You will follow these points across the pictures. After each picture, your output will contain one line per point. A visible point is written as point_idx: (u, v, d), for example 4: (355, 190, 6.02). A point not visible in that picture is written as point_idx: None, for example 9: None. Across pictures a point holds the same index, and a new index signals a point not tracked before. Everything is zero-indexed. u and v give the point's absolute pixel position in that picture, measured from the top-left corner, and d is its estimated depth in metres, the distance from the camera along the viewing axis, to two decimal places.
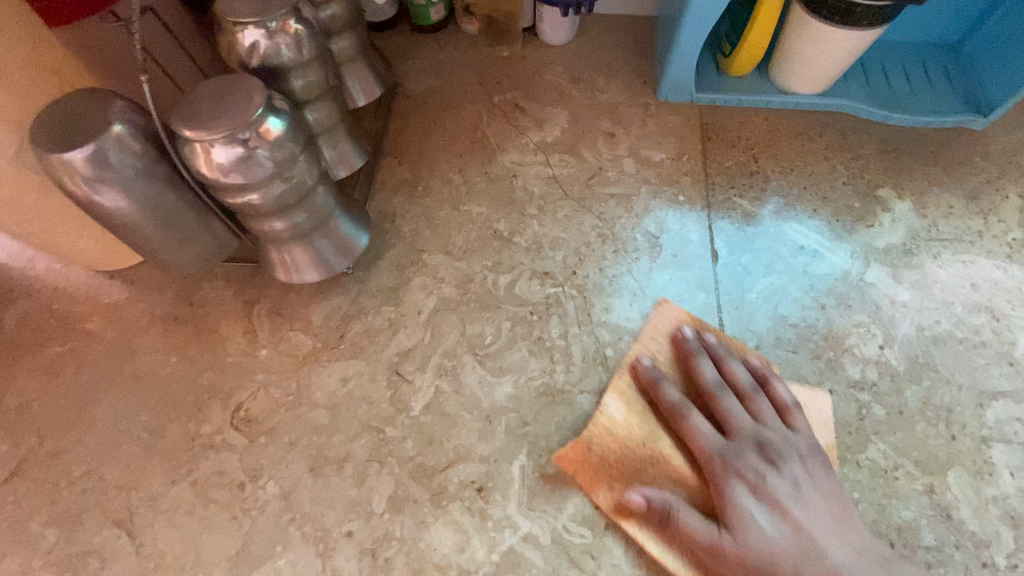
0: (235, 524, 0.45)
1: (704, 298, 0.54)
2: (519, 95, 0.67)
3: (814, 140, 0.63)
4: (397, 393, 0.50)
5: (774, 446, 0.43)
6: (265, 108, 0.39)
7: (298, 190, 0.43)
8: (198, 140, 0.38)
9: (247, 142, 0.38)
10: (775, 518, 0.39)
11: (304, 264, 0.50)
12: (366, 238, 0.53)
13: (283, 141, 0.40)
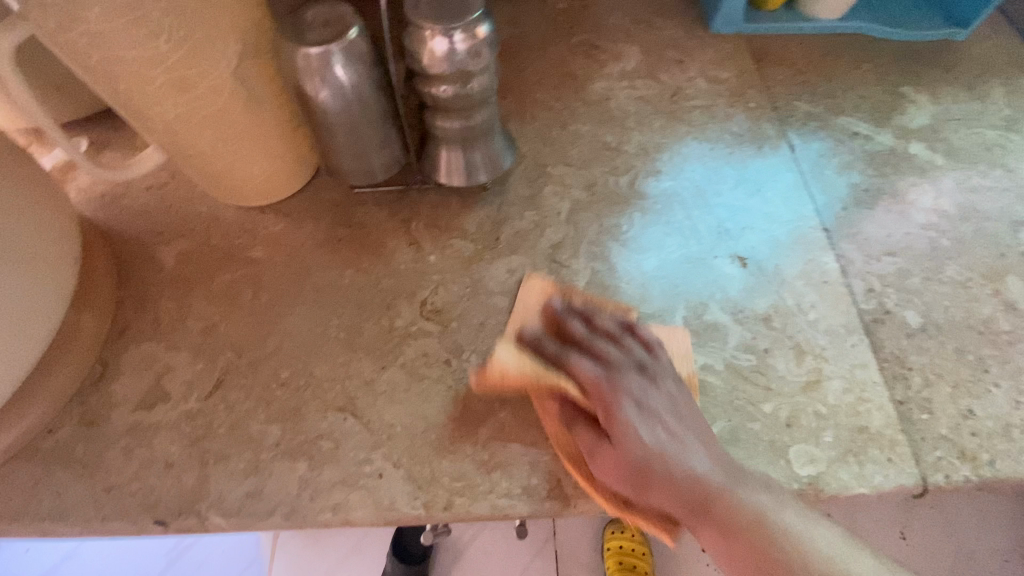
0: (451, 393, 0.50)
1: (794, 178, 0.64)
2: (593, 36, 0.76)
3: (842, 56, 0.76)
4: (560, 276, 0.58)
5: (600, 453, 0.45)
6: (480, 12, 0.45)
7: (485, 91, 0.50)
8: (427, 35, 0.44)
9: (460, 38, 0.44)
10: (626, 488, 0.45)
11: (465, 170, 0.57)
12: (510, 159, 0.60)
13: (486, 43, 0.46)
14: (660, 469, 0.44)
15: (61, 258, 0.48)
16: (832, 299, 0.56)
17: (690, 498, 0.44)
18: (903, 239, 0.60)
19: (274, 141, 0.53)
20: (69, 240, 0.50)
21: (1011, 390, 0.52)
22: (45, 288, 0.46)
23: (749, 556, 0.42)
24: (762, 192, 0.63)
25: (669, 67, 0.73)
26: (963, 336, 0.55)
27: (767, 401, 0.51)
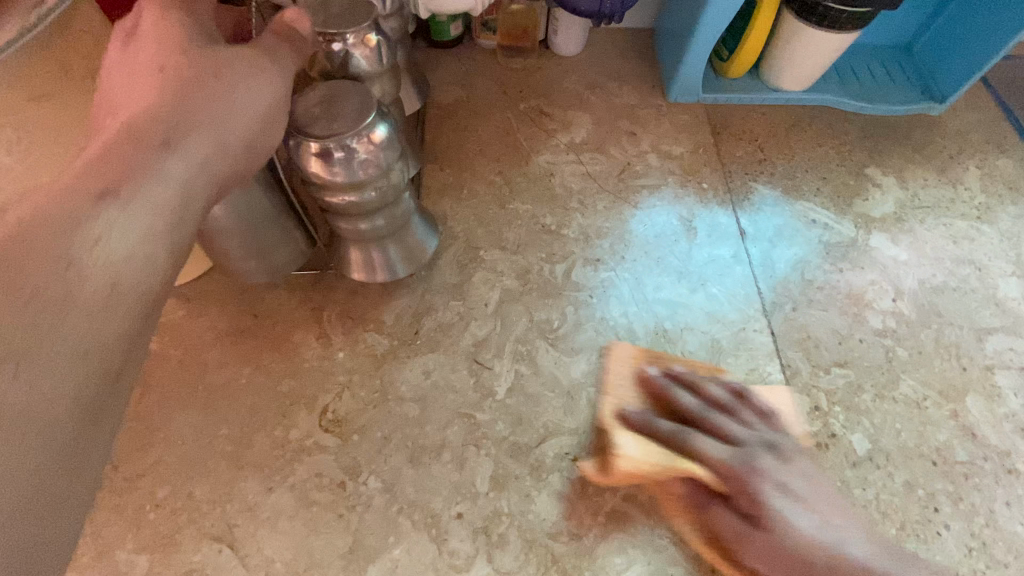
0: (342, 523, 0.45)
1: (740, 270, 0.60)
2: (543, 102, 0.72)
3: (807, 131, 0.72)
4: (479, 380, 0.53)
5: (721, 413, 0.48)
6: (374, 114, 0.41)
7: (391, 193, 0.46)
8: (313, 144, 0.40)
9: (354, 147, 0.40)
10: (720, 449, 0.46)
11: (384, 265, 0.55)
12: (435, 244, 0.58)
13: (385, 144, 0.42)
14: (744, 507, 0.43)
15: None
16: (773, 418, 0.52)
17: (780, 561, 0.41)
18: (856, 347, 0.56)
19: None
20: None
21: (962, 533, 0.47)
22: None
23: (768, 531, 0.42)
24: (707, 287, 0.59)
25: (620, 139, 0.69)
26: (914, 467, 0.50)
27: (692, 541, 0.46)
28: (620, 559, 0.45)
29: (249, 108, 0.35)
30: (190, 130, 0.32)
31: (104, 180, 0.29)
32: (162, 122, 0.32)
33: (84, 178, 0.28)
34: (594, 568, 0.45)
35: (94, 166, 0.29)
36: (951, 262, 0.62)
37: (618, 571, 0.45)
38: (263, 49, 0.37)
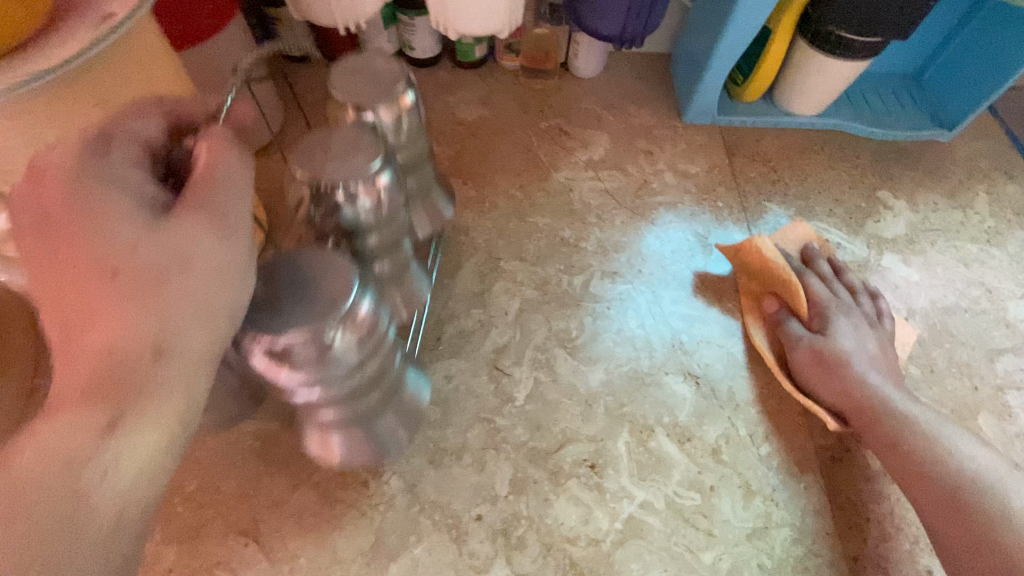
0: (365, 520, 0.46)
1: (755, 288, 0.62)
2: (562, 121, 0.75)
3: (819, 154, 0.74)
4: (499, 386, 0.54)
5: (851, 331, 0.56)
6: (353, 294, 0.36)
7: (376, 364, 0.41)
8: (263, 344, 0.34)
9: (322, 344, 0.34)
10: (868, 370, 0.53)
11: (361, 455, 0.47)
12: (427, 391, 0.52)
13: (366, 322, 0.36)
14: (891, 421, 0.49)
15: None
16: (788, 430, 0.53)
17: (934, 482, 0.45)
18: None
19: None
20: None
21: None
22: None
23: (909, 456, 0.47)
24: (722, 302, 0.60)
25: (637, 158, 0.71)
26: None
27: (708, 549, 0.47)
28: (637, 566, 0.46)
29: (201, 287, 0.28)
30: (192, 265, 0.28)
31: (142, 340, 0.26)
32: (162, 267, 0.27)
33: (113, 341, 0.26)
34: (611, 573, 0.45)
35: (112, 327, 0.26)
36: (963, 284, 0.63)
37: None
38: (220, 150, 0.30)
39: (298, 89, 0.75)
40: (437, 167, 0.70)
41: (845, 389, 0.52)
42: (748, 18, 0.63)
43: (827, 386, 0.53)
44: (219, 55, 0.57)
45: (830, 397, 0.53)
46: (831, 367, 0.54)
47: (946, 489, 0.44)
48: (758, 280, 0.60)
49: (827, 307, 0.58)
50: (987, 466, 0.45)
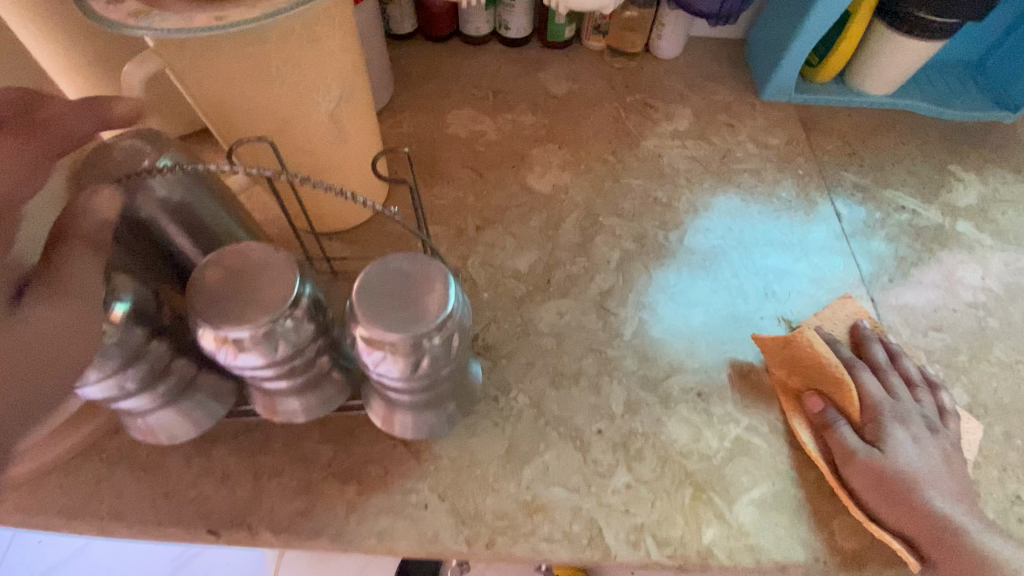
0: (498, 429, 0.52)
1: (837, 247, 0.66)
2: (647, 97, 0.80)
3: (889, 131, 0.79)
4: (608, 322, 0.59)
5: (909, 438, 0.50)
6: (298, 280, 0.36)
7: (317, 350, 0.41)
8: (217, 309, 0.34)
9: (274, 322, 0.34)
10: (938, 492, 0.47)
11: (296, 413, 0.46)
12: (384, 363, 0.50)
13: (306, 308, 0.36)
14: (979, 558, 0.43)
15: (165, 149, 0.42)
16: None
17: None
18: (951, 315, 0.61)
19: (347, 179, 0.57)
20: (142, 125, 0.42)
21: None
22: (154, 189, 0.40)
23: None
24: (809, 258, 0.65)
25: (719, 131, 0.77)
26: (1011, 420, 0.55)
27: (811, 468, 0.51)
28: (747, 478, 0.50)
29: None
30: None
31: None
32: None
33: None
34: (723, 484, 0.50)
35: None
36: None
37: (745, 488, 0.50)
38: None
39: (404, 63, 0.81)
40: (535, 133, 0.76)
41: (916, 516, 0.46)
42: (831, 2, 0.68)
43: (898, 517, 0.46)
44: (358, 23, 0.63)
45: (896, 523, 0.47)
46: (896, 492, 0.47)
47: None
48: (800, 375, 0.54)
49: (881, 413, 0.51)
50: None
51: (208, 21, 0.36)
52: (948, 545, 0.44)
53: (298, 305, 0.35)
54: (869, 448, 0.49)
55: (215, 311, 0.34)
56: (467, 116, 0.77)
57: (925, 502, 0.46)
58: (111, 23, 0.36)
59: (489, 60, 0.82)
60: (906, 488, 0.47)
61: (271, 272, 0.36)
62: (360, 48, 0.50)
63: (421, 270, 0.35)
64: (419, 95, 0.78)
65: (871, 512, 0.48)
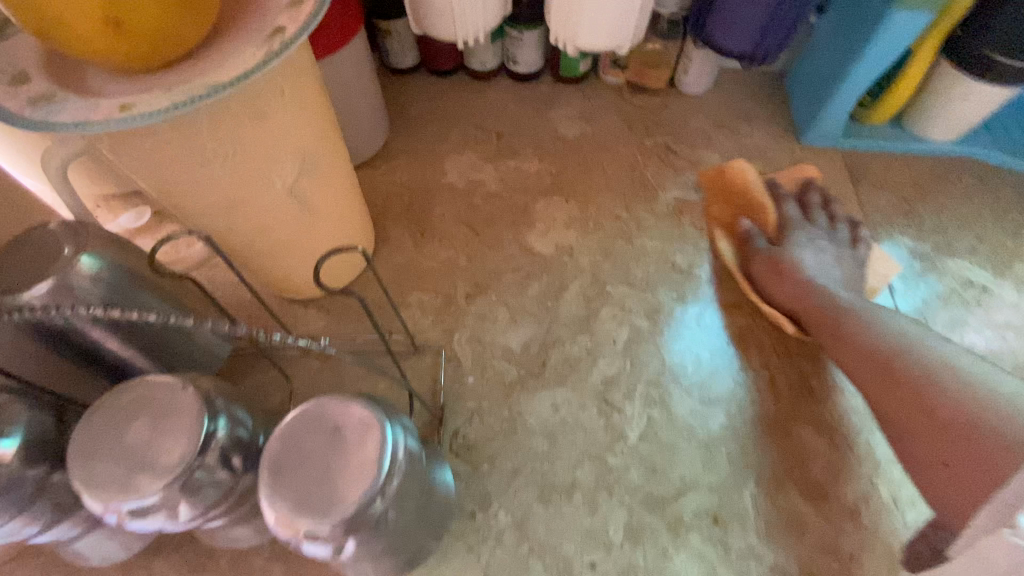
0: (475, 555, 0.45)
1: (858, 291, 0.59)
2: (669, 140, 0.71)
3: (955, 185, 0.68)
4: (610, 421, 0.50)
5: (818, 244, 0.59)
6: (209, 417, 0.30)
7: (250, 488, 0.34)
8: (111, 469, 0.29)
9: (182, 478, 0.29)
10: (817, 260, 0.57)
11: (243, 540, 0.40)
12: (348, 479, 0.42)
13: (221, 446, 0.31)
14: (853, 320, 0.48)
15: (90, 245, 0.37)
16: None
17: (874, 367, 0.45)
18: None
19: (315, 248, 0.51)
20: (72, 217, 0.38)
21: None
22: (74, 294, 0.36)
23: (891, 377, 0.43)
24: None
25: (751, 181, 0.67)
26: None
27: None
28: None
29: None
30: None
31: None
32: None
33: None
34: None
35: None
36: None
37: None
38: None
39: (401, 100, 0.75)
40: (540, 183, 0.68)
41: (796, 294, 0.53)
42: (890, 44, 0.57)
43: (783, 290, 0.54)
44: (339, 69, 0.57)
45: (786, 303, 0.55)
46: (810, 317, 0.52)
47: (904, 361, 0.43)
48: (733, 200, 0.64)
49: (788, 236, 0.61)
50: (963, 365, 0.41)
51: (113, 109, 0.30)
52: (831, 327, 0.49)
53: (210, 452, 0.30)
54: (773, 247, 0.57)
55: (110, 477, 0.29)
56: (466, 162, 0.70)
57: (800, 282, 0.54)
58: (1, 112, 0.30)
59: (494, 96, 0.75)
60: (790, 265, 0.55)
61: (176, 417, 0.30)
62: (326, 109, 0.43)
63: (356, 428, 0.30)
64: (415, 137, 0.72)
65: (768, 295, 0.56)
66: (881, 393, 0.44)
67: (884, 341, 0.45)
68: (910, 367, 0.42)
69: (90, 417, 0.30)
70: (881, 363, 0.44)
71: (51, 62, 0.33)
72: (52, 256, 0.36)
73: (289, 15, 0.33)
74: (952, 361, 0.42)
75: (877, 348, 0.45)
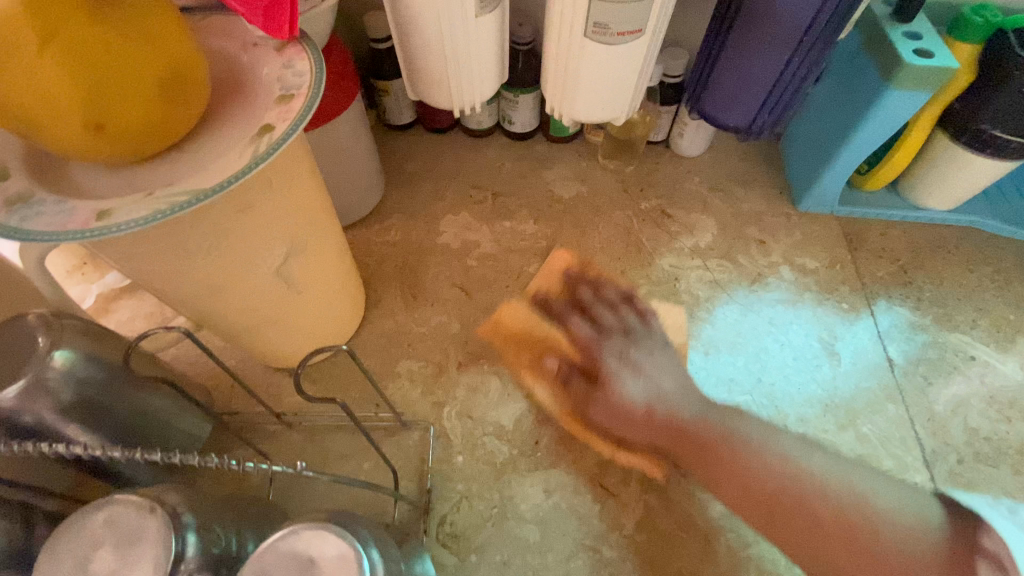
0: None
1: (817, 333, 0.60)
2: (664, 202, 0.71)
3: (953, 254, 0.67)
4: (605, 509, 0.49)
5: (636, 330, 0.52)
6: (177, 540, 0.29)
7: None
8: None
9: None
10: (638, 381, 0.48)
11: None
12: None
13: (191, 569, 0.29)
14: (713, 422, 0.44)
15: (66, 338, 0.36)
16: None
17: (758, 496, 0.40)
18: None
19: (302, 322, 0.49)
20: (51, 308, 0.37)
21: None
22: (46, 391, 0.34)
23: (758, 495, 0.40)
24: (857, 426, 0.55)
25: (748, 248, 0.67)
26: None
27: None
28: None
29: None
30: None
31: None
32: None
33: None
34: None
35: None
36: None
37: None
38: None
39: (396, 157, 0.74)
40: (534, 246, 0.67)
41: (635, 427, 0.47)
42: (886, 120, 0.57)
43: (627, 430, 0.47)
44: (332, 137, 0.56)
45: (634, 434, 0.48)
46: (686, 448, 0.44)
47: (766, 482, 0.40)
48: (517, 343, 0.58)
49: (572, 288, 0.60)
50: (891, 501, 0.36)
51: (89, 218, 0.29)
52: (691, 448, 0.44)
53: None
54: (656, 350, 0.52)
55: None
56: (460, 223, 0.69)
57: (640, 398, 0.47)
58: None
59: (489, 155, 0.75)
60: (633, 410, 0.47)
61: (140, 542, 0.29)
62: (316, 190, 0.43)
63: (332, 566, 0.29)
64: (410, 196, 0.71)
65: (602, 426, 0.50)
66: (765, 526, 0.40)
67: (767, 476, 0.40)
68: (762, 478, 0.40)
69: (52, 543, 0.29)
70: (751, 489, 0.40)
71: (32, 160, 0.33)
72: (25, 352, 0.35)
73: (277, 113, 0.34)
74: (863, 487, 0.37)
75: (761, 464, 0.40)
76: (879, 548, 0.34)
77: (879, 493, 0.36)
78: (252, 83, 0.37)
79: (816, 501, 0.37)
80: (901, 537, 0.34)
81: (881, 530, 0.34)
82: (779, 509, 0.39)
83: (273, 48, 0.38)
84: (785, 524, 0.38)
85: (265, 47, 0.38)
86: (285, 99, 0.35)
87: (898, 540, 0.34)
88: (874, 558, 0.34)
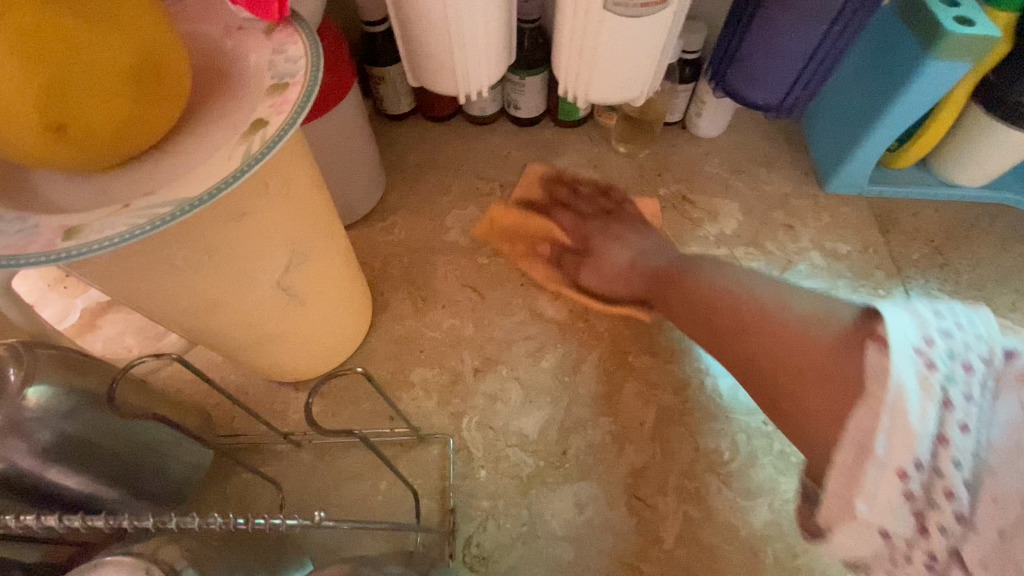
0: None
1: None
2: (683, 187, 0.67)
3: (992, 232, 0.64)
4: (642, 522, 0.46)
5: (625, 212, 0.56)
6: None
7: None
8: None
9: None
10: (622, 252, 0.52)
11: None
12: None
13: None
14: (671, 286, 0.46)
15: (41, 372, 0.32)
16: None
17: (699, 309, 0.42)
18: None
19: (306, 333, 0.45)
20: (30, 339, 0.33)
21: None
22: (20, 432, 0.31)
23: (704, 301, 0.42)
24: None
25: (775, 233, 0.63)
26: None
27: None
28: None
29: None
30: None
31: None
32: None
33: None
34: None
35: None
36: None
37: None
38: None
39: (396, 149, 0.70)
40: None
41: (606, 281, 0.53)
42: (924, 93, 0.53)
43: (595, 275, 0.54)
44: (329, 131, 0.52)
45: (604, 286, 0.54)
46: (658, 281, 0.48)
47: (710, 302, 0.41)
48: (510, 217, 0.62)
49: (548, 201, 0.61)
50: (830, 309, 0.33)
51: (57, 237, 0.25)
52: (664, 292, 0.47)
53: None
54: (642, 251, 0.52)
55: None
56: (468, 216, 0.65)
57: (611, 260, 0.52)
58: None
59: (495, 143, 0.70)
60: (603, 257, 0.53)
61: None
62: (317, 191, 0.38)
63: None
64: (413, 190, 0.67)
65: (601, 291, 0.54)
66: (732, 338, 0.38)
67: (716, 290, 0.41)
68: (711, 292, 0.41)
69: None
70: (700, 308, 0.42)
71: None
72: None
73: (270, 106, 0.29)
74: (800, 302, 0.35)
75: (716, 291, 0.41)
76: (803, 333, 0.32)
77: (803, 303, 0.34)
78: (240, 73, 0.32)
79: (774, 321, 0.35)
80: (824, 325, 0.32)
81: (802, 327, 0.33)
82: (718, 335, 0.39)
83: (261, 31, 0.33)
84: (749, 345, 0.36)
85: (253, 30, 0.33)
86: (279, 89, 0.30)
87: (809, 337, 0.32)
88: (795, 341, 0.33)
